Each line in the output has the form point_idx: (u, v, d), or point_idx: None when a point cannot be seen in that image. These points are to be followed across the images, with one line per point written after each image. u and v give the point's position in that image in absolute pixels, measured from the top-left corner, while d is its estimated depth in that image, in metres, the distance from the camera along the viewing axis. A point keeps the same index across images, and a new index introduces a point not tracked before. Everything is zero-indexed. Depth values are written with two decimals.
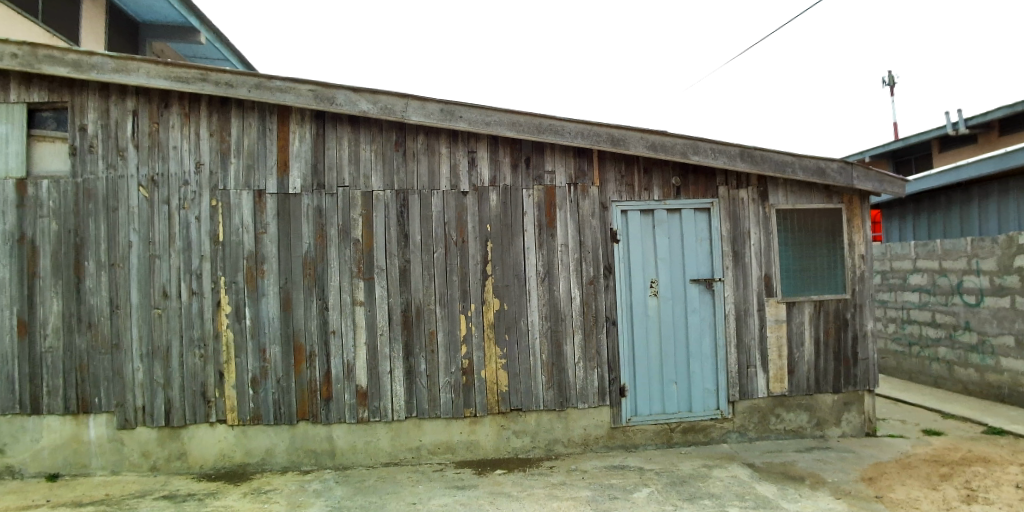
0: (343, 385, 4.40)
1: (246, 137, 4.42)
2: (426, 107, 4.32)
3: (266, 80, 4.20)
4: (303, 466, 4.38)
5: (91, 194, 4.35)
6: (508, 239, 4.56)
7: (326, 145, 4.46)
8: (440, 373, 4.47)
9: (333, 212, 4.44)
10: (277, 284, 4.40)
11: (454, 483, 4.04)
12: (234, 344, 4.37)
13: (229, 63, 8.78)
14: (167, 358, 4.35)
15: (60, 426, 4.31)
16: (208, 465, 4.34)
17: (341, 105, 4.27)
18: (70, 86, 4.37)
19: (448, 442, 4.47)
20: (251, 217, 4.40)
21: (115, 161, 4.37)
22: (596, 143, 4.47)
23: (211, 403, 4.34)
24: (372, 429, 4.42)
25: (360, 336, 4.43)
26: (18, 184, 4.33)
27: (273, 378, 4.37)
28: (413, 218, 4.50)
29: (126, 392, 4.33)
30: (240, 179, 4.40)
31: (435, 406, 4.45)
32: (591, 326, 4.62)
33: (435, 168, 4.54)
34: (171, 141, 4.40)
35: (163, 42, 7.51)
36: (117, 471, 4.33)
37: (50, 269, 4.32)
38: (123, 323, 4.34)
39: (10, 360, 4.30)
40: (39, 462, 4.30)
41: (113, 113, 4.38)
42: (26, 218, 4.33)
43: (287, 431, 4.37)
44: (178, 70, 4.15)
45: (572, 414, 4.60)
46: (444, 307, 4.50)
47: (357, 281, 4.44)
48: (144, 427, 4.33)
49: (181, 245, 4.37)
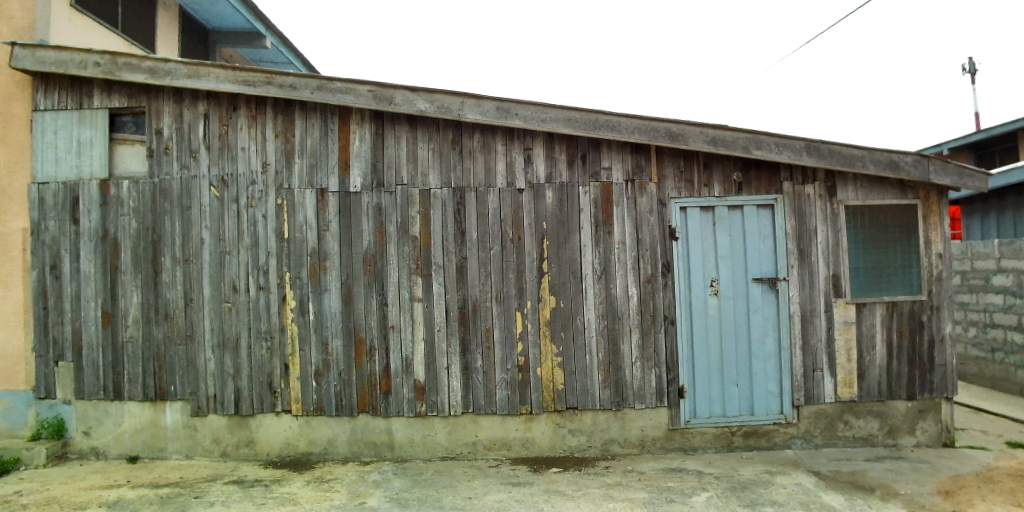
0: (402, 378, 4.49)
1: (309, 137, 4.55)
2: (482, 105, 4.36)
3: (328, 82, 4.33)
4: (364, 457, 4.50)
5: (167, 193, 4.56)
6: (564, 236, 4.53)
7: (385, 144, 4.55)
8: (496, 370, 4.49)
9: (392, 209, 4.52)
10: (339, 279, 4.52)
11: (509, 480, 4.07)
12: (299, 336, 4.51)
13: (293, 67, 9.03)
14: (236, 348, 4.53)
15: (140, 412, 4.57)
16: (273, 453, 4.52)
17: (399, 105, 4.37)
18: (147, 92, 4.59)
19: (504, 438, 4.49)
20: (314, 214, 4.53)
21: (188, 162, 4.57)
22: (654, 138, 4.38)
23: (277, 394, 4.51)
24: (430, 423, 4.50)
25: (418, 331, 4.50)
26: (101, 185, 4.58)
27: (334, 370, 4.50)
28: (470, 215, 4.52)
29: (199, 380, 4.54)
30: (304, 179, 4.54)
31: (491, 403, 4.48)
32: (649, 325, 4.53)
33: (491, 165, 4.55)
34: (240, 142, 4.56)
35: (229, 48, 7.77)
36: (191, 455, 4.55)
37: (130, 264, 4.57)
38: (197, 316, 4.54)
39: (95, 348, 4.58)
40: (121, 444, 4.59)
41: (187, 116, 4.58)
42: (109, 216, 4.58)
43: (349, 422, 4.50)
44: (245, 74, 4.34)
45: (629, 414, 4.52)
46: (500, 304, 4.51)
47: (415, 278, 4.51)
48: (215, 415, 4.54)
49: (249, 241, 4.54)
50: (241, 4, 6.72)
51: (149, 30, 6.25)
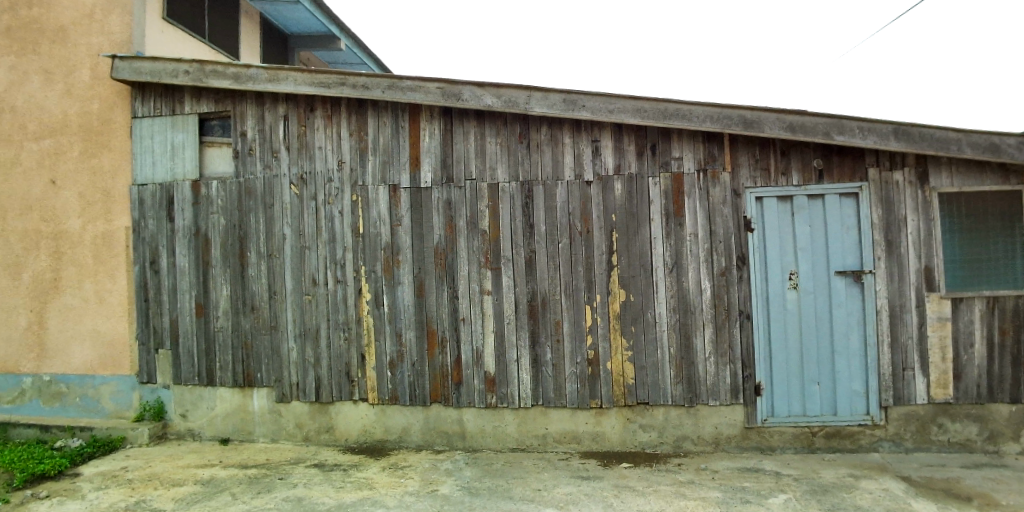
0: (472, 370, 4.57)
1: (382, 135, 4.69)
2: (549, 97, 4.35)
3: (398, 80, 4.45)
4: (436, 446, 4.62)
5: (252, 191, 4.84)
6: (634, 228, 4.46)
7: (454, 140, 4.62)
8: (566, 363, 4.49)
9: (461, 204, 4.60)
10: (411, 273, 4.64)
11: (579, 473, 4.07)
12: (374, 328, 4.68)
13: (366, 67, 9.33)
14: (316, 338, 4.75)
15: (230, 397, 4.89)
16: (351, 439, 4.72)
17: (467, 100, 4.43)
18: (232, 97, 4.87)
19: (574, 432, 4.50)
20: (388, 210, 4.67)
21: (270, 162, 4.82)
22: (727, 126, 4.23)
23: (354, 382, 4.70)
24: (500, 414, 4.56)
25: (488, 324, 4.57)
26: (193, 185, 4.91)
27: (408, 361, 4.63)
28: (539, 209, 4.53)
29: (283, 368, 4.79)
30: (378, 175, 4.69)
31: (561, 396, 4.48)
32: (724, 319, 4.39)
33: (559, 158, 4.54)
34: (317, 141, 4.76)
35: (307, 51, 8.12)
36: (276, 439, 4.83)
37: (220, 259, 4.88)
38: (280, 307, 4.79)
39: (190, 337, 4.93)
40: (214, 427, 4.92)
41: (268, 118, 4.83)
42: (200, 214, 4.90)
43: (422, 412, 4.63)
44: (321, 76, 4.52)
45: (702, 411, 4.41)
46: (569, 297, 4.51)
47: (484, 271, 4.57)
48: (297, 401, 4.79)
49: (327, 237, 4.74)
50: (317, 8, 7.00)
51: (233, 39, 6.62)
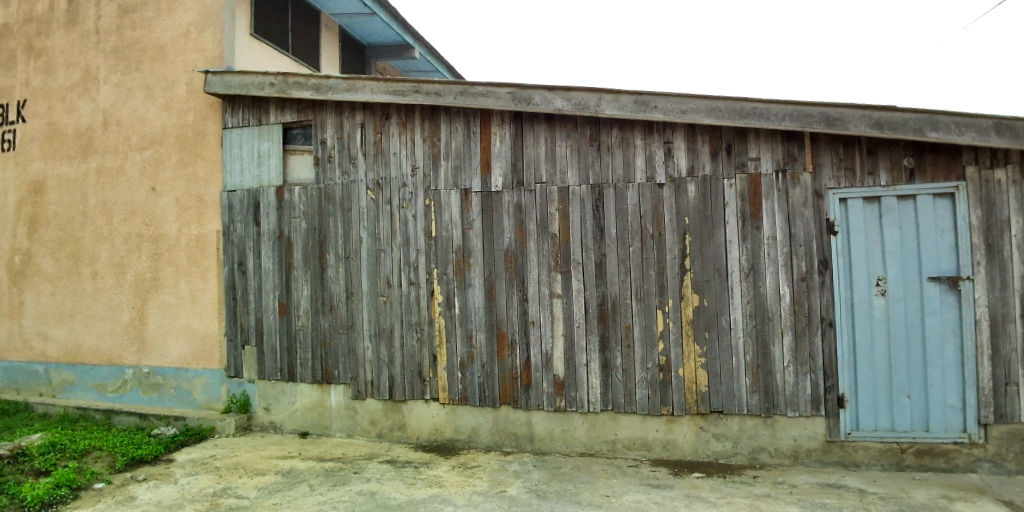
0: (542, 373, 4.58)
1: (454, 140, 4.79)
2: (620, 99, 4.30)
3: (469, 87, 4.53)
4: (505, 447, 4.67)
5: (331, 196, 5.05)
6: (708, 231, 4.34)
7: (524, 144, 4.66)
8: (636, 369, 4.43)
9: (532, 207, 4.63)
10: (482, 275, 4.71)
11: (648, 481, 4.00)
12: (446, 329, 4.78)
13: (438, 74, 9.55)
14: (391, 338, 4.90)
15: (309, 392, 5.12)
16: (423, 437, 4.84)
17: (537, 104, 4.45)
18: (313, 107, 5.11)
19: (644, 438, 4.43)
20: (459, 213, 4.77)
21: (348, 168, 5.02)
22: (808, 124, 4.04)
23: (426, 382, 4.81)
24: (569, 418, 4.56)
25: (558, 327, 4.57)
26: (277, 191, 5.18)
27: (478, 363, 4.71)
28: (609, 212, 4.50)
29: (359, 367, 4.97)
30: (450, 180, 4.79)
31: (631, 402, 4.42)
32: (804, 327, 4.20)
33: (630, 160, 4.48)
34: (392, 148, 4.92)
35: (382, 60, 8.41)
36: (352, 434, 5.02)
37: (301, 260, 5.12)
38: (357, 308, 4.98)
39: (274, 335, 5.20)
40: (295, 421, 5.17)
41: (346, 126, 5.03)
42: (283, 218, 5.17)
43: (491, 413, 4.69)
44: (396, 84, 4.66)
45: (780, 422, 4.24)
46: (640, 301, 4.44)
47: (554, 274, 4.58)
48: (372, 399, 4.96)
49: (401, 240, 4.88)
50: (392, 19, 7.24)
51: (314, 51, 6.94)
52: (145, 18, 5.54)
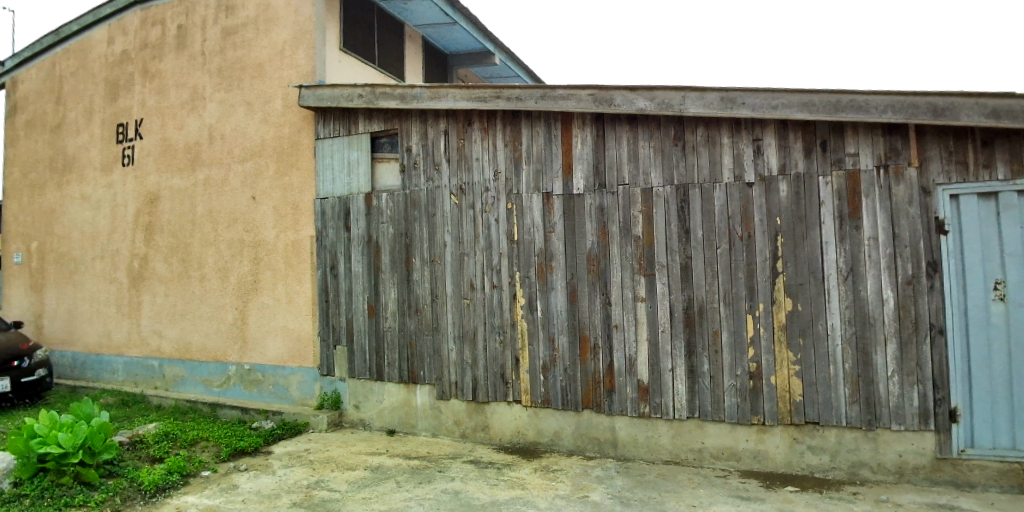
0: (625, 378, 4.52)
1: (535, 144, 4.83)
2: (705, 97, 4.20)
3: (550, 90, 4.58)
4: (588, 452, 4.64)
5: (417, 202, 5.22)
6: (801, 232, 4.14)
7: (606, 146, 4.64)
8: (725, 375, 4.28)
9: (615, 209, 4.59)
10: (565, 278, 4.72)
11: (737, 493, 3.85)
12: (528, 332, 4.82)
13: (517, 79, 9.65)
14: (474, 340, 5.00)
15: (396, 392, 5.31)
16: (506, 439, 4.90)
17: (619, 105, 4.42)
18: (399, 116, 5.30)
19: (733, 448, 4.27)
20: (541, 217, 4.80)
21: (433, 174, 5.17)
22: (912, 116, 3.74)
23: (509, 384, 4.87)
24: (653, 424, 4.47)
25: (642, 331, 4.50)
26: (366, 197, 5.41)
27: (561, 366, 4.71)
28: (695, 213, 4.38)
29: (443, 368, 5.10)
30: (531, 183, 4.83)
31: (719, 409, 4.28)
32: (910, 334, 3.89)
33: (717, 159, 4.35)
34: (475, 153, 5.02)
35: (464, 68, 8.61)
36: (437, 433, 5.15)
37: (389, 264, 5.32)
38: (442, 310, 5.11)
39: (363, 335, 5.43)
40: (383, 418, 5.37)
41: (431, 134, 5.19)
42: (372, 223, 5.39)
43: (574, 417, 4.68)
44: (478, 90, 4.76)
45: (883, 436, 3.95)
46: (728, 305, 4.30)
47: (638, 277, 4.52)
48: (456, 399, 5.07)
49: (484, 243, 4.97)
50: (474, 27, 7.41)
51: (399, 62, 7.22)
52: (245, 38, 5.95)
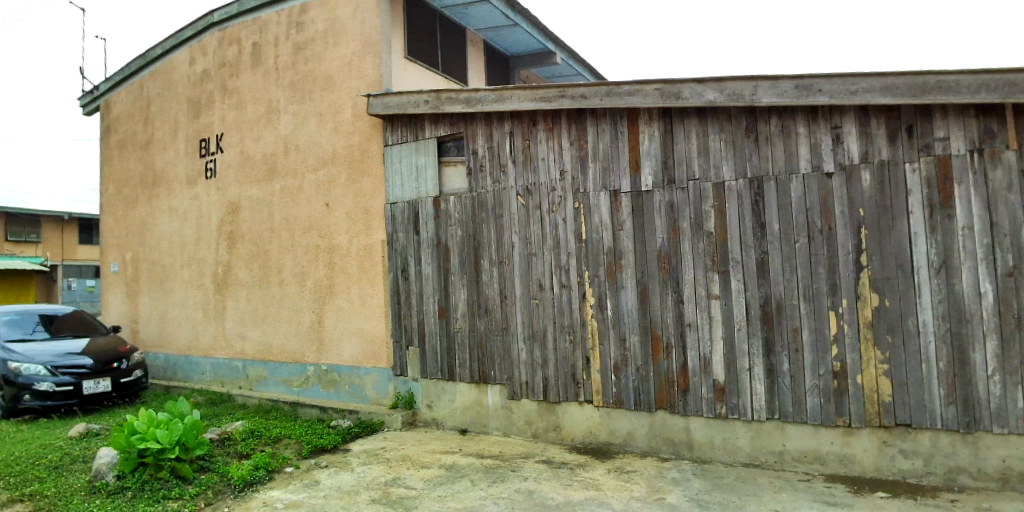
0: (700, 378, 4.41)
1: (601, 142, 4.79)
2: (779, 86, 4.04)
3: (616, 87, 4.53)
4: (662, 453, 4.55)
5: (484, 204, 5.28)
6: (887, 223, 3.90)
7: (674, 140, 4.54)
8: (806, 375, 4.10)
9: (685, 205, 4.49)
10: (635, 277, 4.66)
11: (823, 498, 3.68)
12: (599, 332, 4.78)
13: (579, 77, 9.61)
14: (544, 341, 5.00)
15: (467, 392, 5.38)
16: (578, 439, 4.88)
17: (687, 99, 4.32)
18: (464, 119, 5.38)
19: (816, 451, 4.09)
20: (609, 215, 4.75)
21: (499, 176, 5.21)
22: (1010, 95, 3.45)
23: (580, 384, 4.84)
24: (731, 426, 4.33)
25: (717, 330, 4.38)
26: (434, 201, 5.52)
27: (632, 366, 4.65)
28: (771, 206, 4.23)
29: (514, 368, 5.13)
30: (599, 181, 4.80)
31: (801, 411, 4.10)
32: (1014, 330, 3.59)
33: (792, 150, 4.18)
34: (540, 153, 5.03)
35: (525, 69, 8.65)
36: (508, 433, 5.18)
37: (458, 266, 5.41)
38: (511, 311, 5.15)
39: (435, 336, 5.53)
40: (455, 418, 5.46)
41: (496, 135, 5.23)
42: (441, 226, 5.50)
43: (647, 418, 4.61)
44: (542, 90, 4.77)
45: (983, 440, 3.67)
46: (809, 302, 4.12)
47: (711, 275, 4.40)
48: (527, 399, 5.08)
49: (551, 243, 4.97)
50: (534, 28, 7.45)
51: (462, 67, 7.36)
52: (315, 52, 6.19)
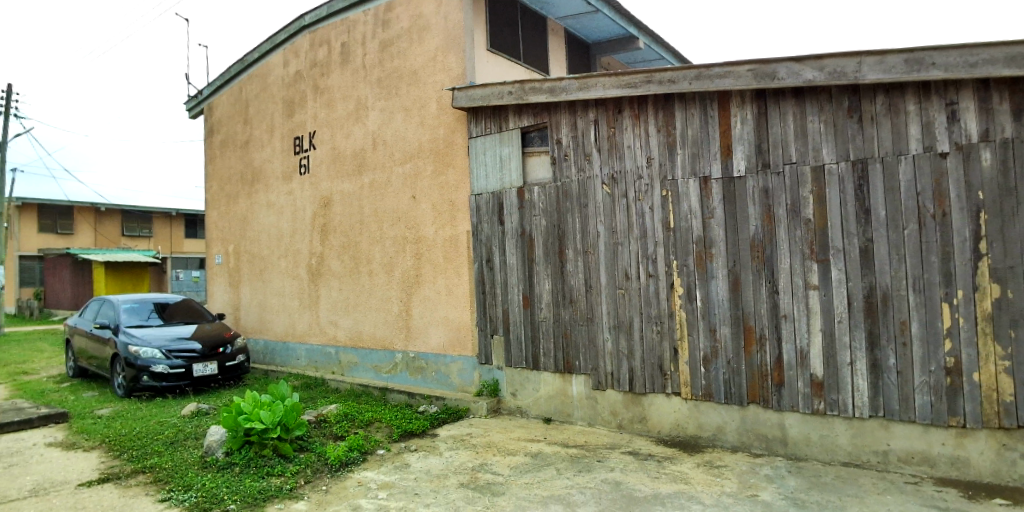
0: (796, 372, 4.20)
1: (689, 127, 4.65)
2: (885, 61, 3.75)
3: (705, 69, 4.38)
4: (754, 449, 4.39)
5: (568, 193, 5.27)
6: (1011, 208, 3.55)
7: (769, 123, 4.34)
8: (915, 371, 3.80)
9: (781, 191, 4.28)
10: (726, 266, 4.50)
11: (933, 503, 3.41)
12: (687, 322, 4.67)
13: (662, 62, 9.36)
14: (630, 331, 4.93)
15: (552, 381, 5.41)
16: (664, 431, 4.79)
17: (783, 79, 4.11)
18: (548, 109, 5.38)
19: (925, 452, 3.78)
20: (698, 203, 4.61)
21: (583, 165, 5.18)
22: None
23: (667, 376, 4.75)
24: (830, 423, 4.10)
25: (815, 322, 4.15)
26: (518, 191, 5.57)
27: (723, 358, 4.50)
28: (876, 191, 3.94)
29: (599, 358, 5.10)
30: (687, 168, 4.67)
31: (908, 409, 3.82)
32: None
33: (900, 130, 3.87)
34: (626, 141, 4.94)
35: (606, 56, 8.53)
36: (593, 423, 5.17)
37: (543, 256, 5.43)
38: (596, 301, 5.12)
39: (519, 326, 5.59)
40: (539, 407, 5.51)
41: (580, 124, 5.19)
42: (525, 216, 5.53)
43: (738, 412, 4.46)
44: (628, 77, 4.69)
45: None
46: (919, 293, 3.81)
47: (810, 264, 4.18)
48: (612, 390, 5.04)
49: (638, 232, 4.89)
50: (615, 14, 7.34)
51: (543, 57, 7.36)
52: (400, 49, 6.38)
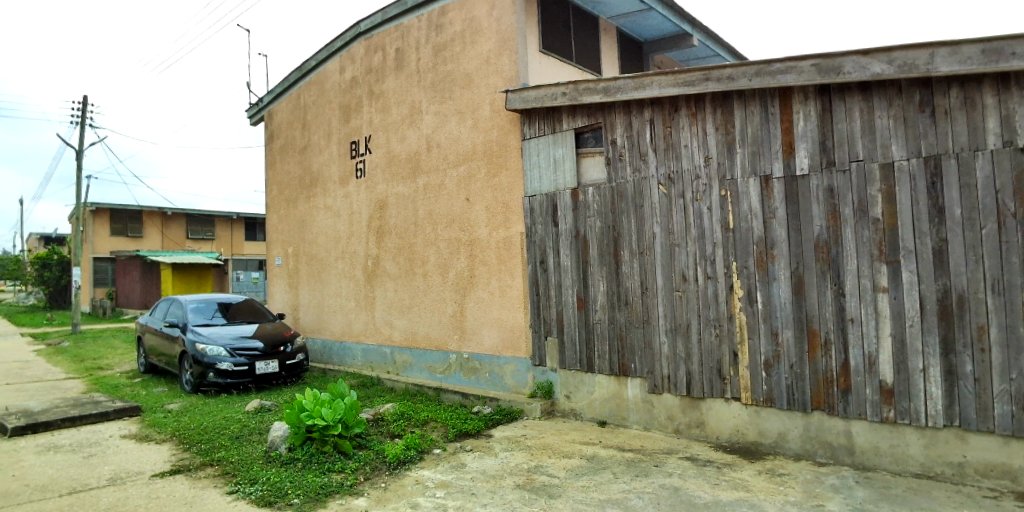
0: (864, 377, 4.03)
1: (749, 125, 4.54)
2: (960, 52, 3.54)
3: (766, 65, 4.25)
4: (818, 457, 4.23)
5: (623, 194, 5.22)
6: None
7: (834, 119, 4.17)
8: (994, 379, 3.57)
9: (847, 190, 4.12)
10: (789, 268, 4.37)
11: None
12: (748, 325, 4.55)
13: (717, 58, 9.14)
14: (688, 334, 4.85)
15: (607, 384, 5.37)
16: (723, 437, 4.68)
17: (849, 73, 3.94)
18: (603, 109, 5.34)
19: (1007, 465, 3.54)
20: (759, 203, 4.49)
21: (639, 165, 5.12)
22: None
23: (726, 380, 4.64)
24: (901, 432, 3.91)
25: (884, 326, 3.97)
26: (572, 192, 5.56)
27: (786, 363, 4.37)
28: (950, 188, 3.73)
29: (655, 362, 5.02)
30: (747, 167, 4.56)
31: (987, 419, 3.59)
32: None
33: (977, 124, 3.65)
34: (683, 140, 4.86)
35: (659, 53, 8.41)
36: (649, 427, 5.09)
37: (597, 257, 5.40)
38: (653, 303, 5.05)
39: (574, 327, 5.57)
40: (593, 409, 5.47)
41: (635, 124, 5.14)
42: (579, 218, 5.52)
43: (801, 418, 4.31)
44: (684, 75, 4.61)
45: None
46: (999, 296, 3.57)
47: (878, 265, 4.00)
48: (669, 394, 4.96)
49: (695, 233, 4.80)
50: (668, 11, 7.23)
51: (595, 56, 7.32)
52: (453, 53, 6.47)
